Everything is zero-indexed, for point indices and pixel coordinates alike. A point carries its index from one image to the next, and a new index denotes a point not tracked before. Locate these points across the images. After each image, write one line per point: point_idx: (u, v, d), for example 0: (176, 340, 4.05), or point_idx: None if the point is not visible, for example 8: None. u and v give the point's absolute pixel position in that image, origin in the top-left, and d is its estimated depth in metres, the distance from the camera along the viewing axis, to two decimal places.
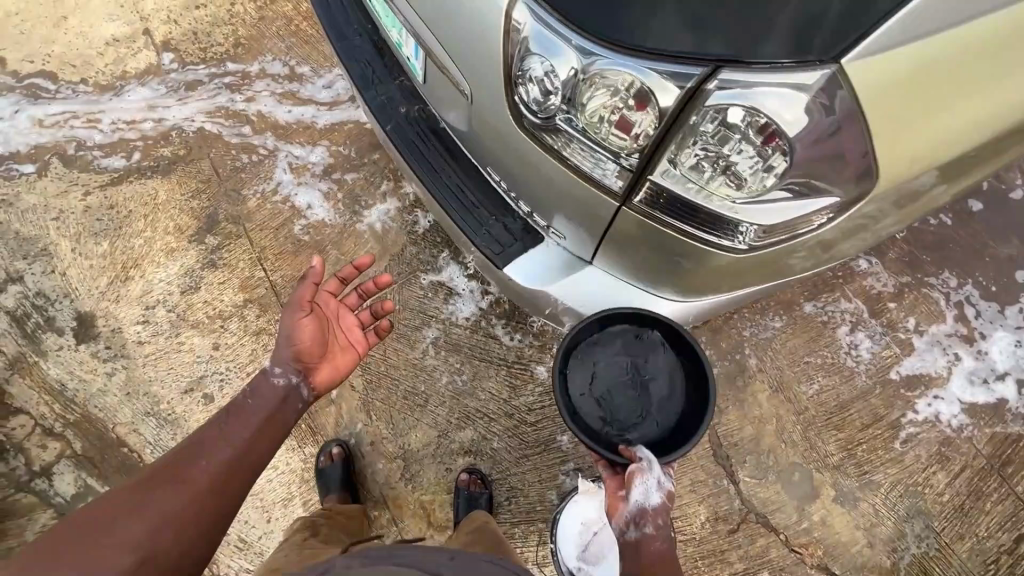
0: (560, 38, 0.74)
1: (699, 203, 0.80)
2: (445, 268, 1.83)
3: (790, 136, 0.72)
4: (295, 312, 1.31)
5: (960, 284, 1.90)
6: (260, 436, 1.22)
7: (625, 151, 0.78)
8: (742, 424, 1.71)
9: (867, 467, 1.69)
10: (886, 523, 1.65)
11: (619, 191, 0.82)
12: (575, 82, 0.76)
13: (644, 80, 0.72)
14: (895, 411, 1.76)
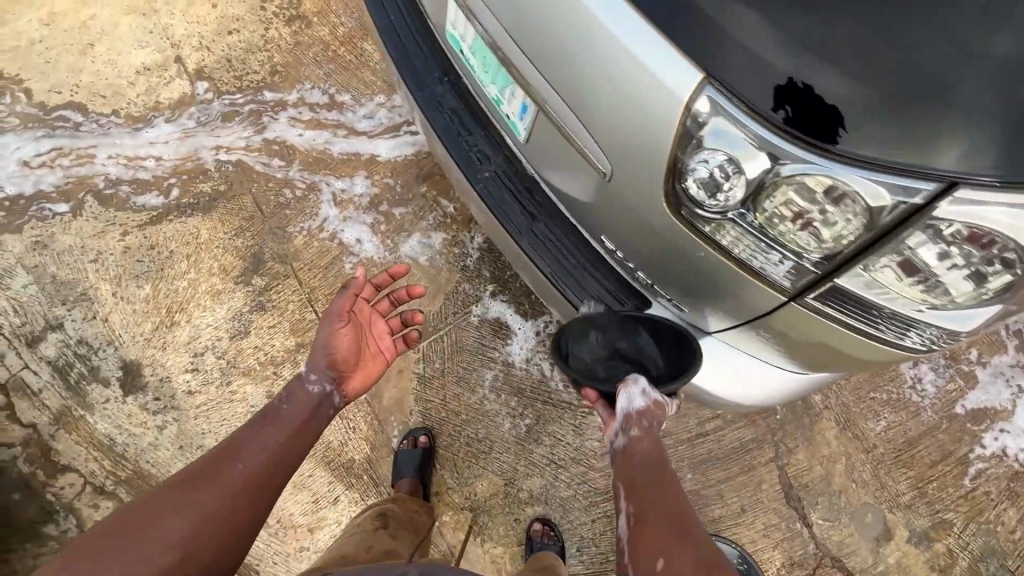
0: (757, 139, 0.69)
1: (883, 304, 0.76)
2: (494, 304, 1.76)
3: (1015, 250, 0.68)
4: (330, 324, 1.32)
5: None
6: (293, 443, 1.20)
7: (806, 253, 0.75)
8: (811, 464, 1.68)
9: (939, 506, 1.67)
10: (958, 563, 1.63)
11: (790, 289, 0.79)
12: (765, 183, 0.72)
13: (855, 188, 0.68)
14: (962, 447, 1.73)
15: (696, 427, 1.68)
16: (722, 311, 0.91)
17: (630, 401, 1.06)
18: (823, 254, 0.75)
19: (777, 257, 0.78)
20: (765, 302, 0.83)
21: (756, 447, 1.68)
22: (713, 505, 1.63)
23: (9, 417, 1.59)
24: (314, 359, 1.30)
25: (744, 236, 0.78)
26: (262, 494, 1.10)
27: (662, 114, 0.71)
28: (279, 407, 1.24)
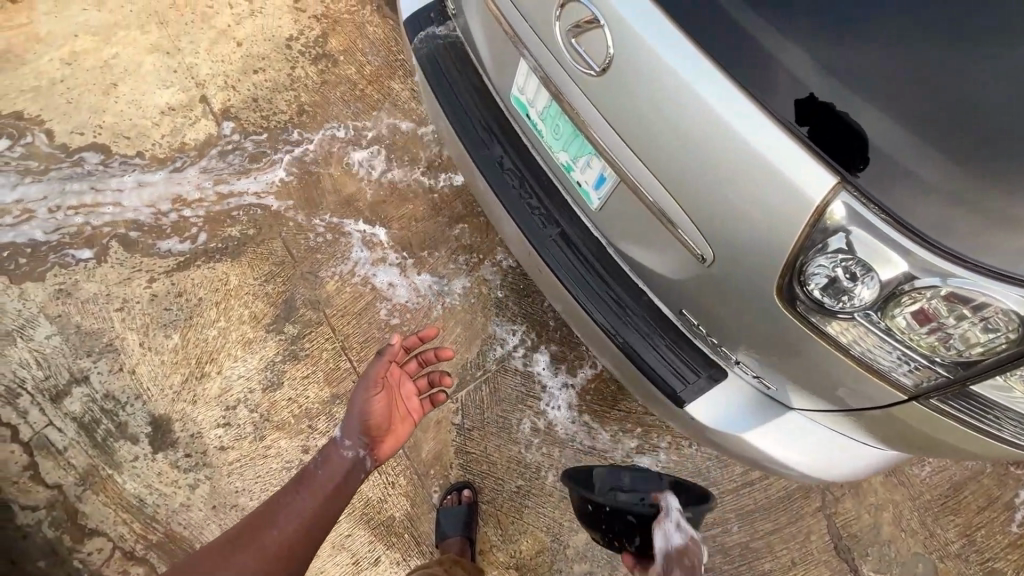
0: (899, 250, 0.69)
1: (1000, 404, 0.77)
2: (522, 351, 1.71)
3: None
4: (364, 391, 1.28)
5: None
6: (331, 504, 1.22)
7: (934, 356, 0.75)
8: (859, 512, 1.65)
9: (988, 554, 1.64)
10: None
11: (909, 387, 0.79)
12: (899, 292, 0.72)
13: (1008, 305, 0.67)
14: (1009, 492, 1.70)
15: (741, 476, 1.65)
16: (827, 401, 0.90)
17: (668, 538, 1.26)
18: (953, 360, 0.75)
19: (902, 357, 0.77)
20: (881, 398, 0.83)
21: (802, 495, 1.65)
22: (763, 558, 1.60)
23: (33, 477, 1.53)
24: (349, 424, 1.28)
25: (866, 336, 0.78)
26: (295, 556, 1.14)
27: (789, 213, 0.72)
28: (316, 469, 1.27)
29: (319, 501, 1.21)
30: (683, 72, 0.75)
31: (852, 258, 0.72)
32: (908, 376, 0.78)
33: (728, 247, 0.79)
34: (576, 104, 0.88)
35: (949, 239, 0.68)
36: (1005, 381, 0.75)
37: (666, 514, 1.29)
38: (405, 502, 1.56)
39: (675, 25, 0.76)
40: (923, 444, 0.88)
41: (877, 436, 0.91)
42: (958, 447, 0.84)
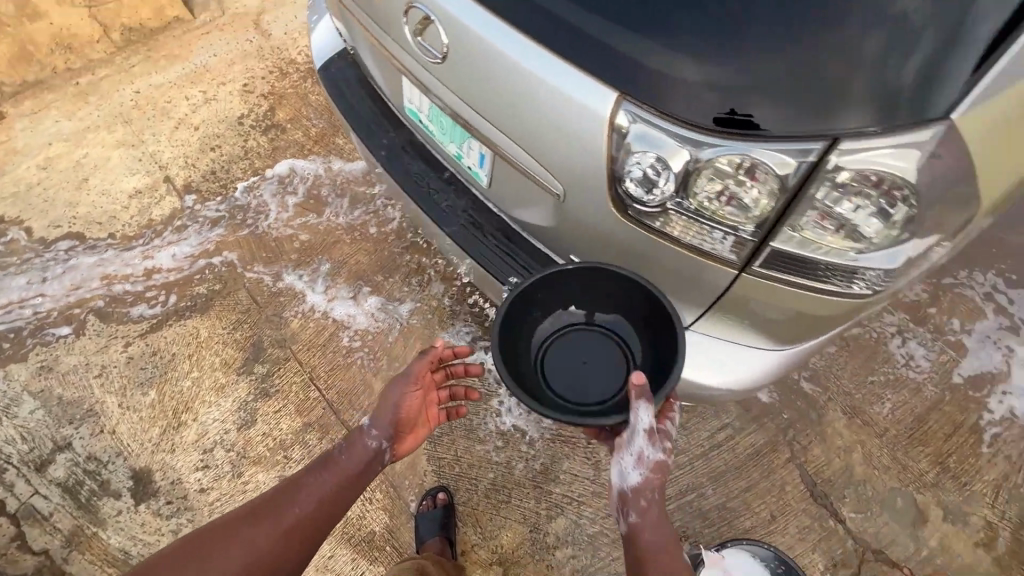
0: (665, 134, 0.81)
1: (815, 259, 0.85)
2: (477, 354, 1.80)
3: (910, 184, 0.77)
4: (403, 387, 1.25)
5: (984, 278, 1.98)
6: (348, 490, 1.12)
7: (739, 224, 0.85)
8: (829, 457, 1.68)
9: (965, 478, 1.65)
10: (1003, 535, 1.59)
11: (735, 261, 0.88)
12: (686, 172, 0.83)
13: (763, 160, 0.79)
14: (971, 415, 1.75)
15: (708, 439, 1.70)
16: (692, 301, 1.00)
17: (624, 475, 0.99)
18: (754, 223, 0.84)
19: (720, 234, 0.86)
20: (719, 280, 0.91)
21: (770, 450, 1.68)
22: (742, 517, 1.61)
23: (20, 547, 1.57)
24: (381, 417, 1.21)
25: (683, 222, 0.88)
26: (303, 544, 1.04)
27: (596, 140, 0.84)
28: (338, 454, 1.15)
29: (335, 485, 1.11)
30: (493, 42, 0.90)
31: (637, 153, 0.83)
32: (730, 250, 0.87)
33: (568, 184, 0.91)
34: (442, 97, 1.04)
35: (707, 117, 0.80)
36: (803, 234, 0.83)
37: (631, 438, 0.99)
38: (383, 515, 1.60)
39: (487, 9, 0.92)
40: (786, 318, 0.95)
41: (748, 326, 1.00)
42: (805, 308, 0.92)
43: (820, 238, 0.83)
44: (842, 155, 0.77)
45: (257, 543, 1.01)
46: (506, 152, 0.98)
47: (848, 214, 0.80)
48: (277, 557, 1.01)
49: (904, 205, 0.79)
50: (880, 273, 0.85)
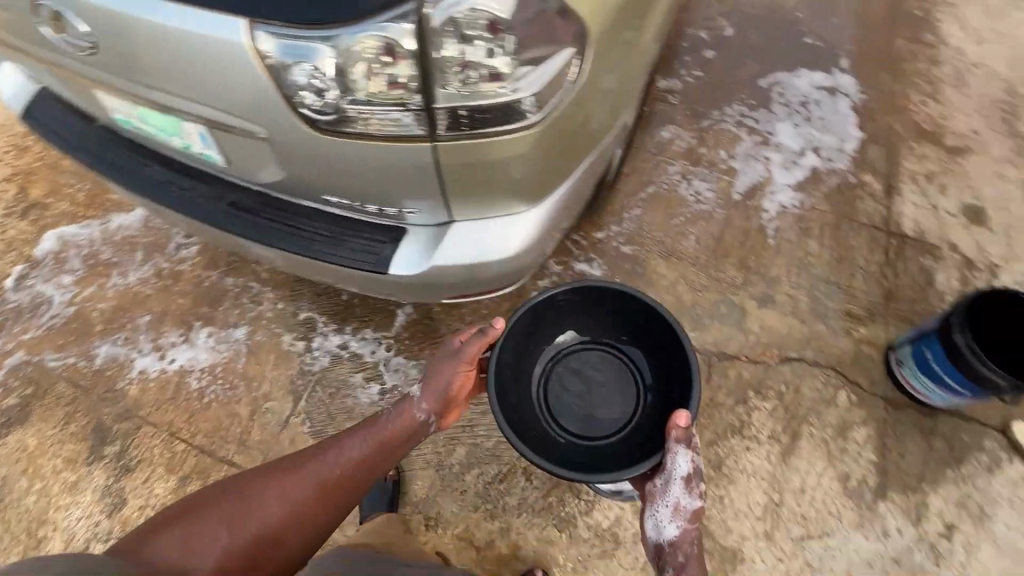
0: (296, 40, 0.85)
1: (483, 106, 0.93)
2: (330, 340, 1.81)
3: (506, 20, 0.86)
4: (454, 365, 1.28)
5: (732, 111, 2.34)
6: (379, 459, 1.22)
7: (406, 99, 0.91)
8: (661, 298, 1.92)
9: (764, 269, 1.98)
10: (802, 298, 1.93)
11: (424, 133, 0.94)
12: (338, 68, 0.88)
13: (385, 34, 0.85)
14: (754, 220, 2.08)
15: None
16: (429, 193, 1.05)
17: (663, 525, 1.18)
18: (416, 93, 0.90)
19: (397, 114, 0.92)
20: (425, 159, 0.98)
21: None
22: None
23: None
24: (428, 390, 1.28)
25: (364, 116, 0.93)
26: (334, 504, 1.18)
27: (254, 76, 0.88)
28: (386, 423, 1.26)
29: (369, 451, 1.23)
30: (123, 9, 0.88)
31: (288, 67, 0.87)
32: (416, 125, 0.93)
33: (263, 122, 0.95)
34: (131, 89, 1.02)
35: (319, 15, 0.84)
36: (458, 89, 0.91)
37: (669, 488, 1.19)
38: None
39: None
40: (507, 175, 1.04)
41: (489, 197, 1.09)
42: (511, 159, 1.01)
43: (472, 83, 0.91)
44: (438, 7, 0.84)
45: (301, 491, 1.15)
46: (208, 117, 0.98)
47: (478, 58, 0.89)
48: (309, 508, 1.15)
49: (509, 35, 0.88)
50: (541, 97, 0.94)
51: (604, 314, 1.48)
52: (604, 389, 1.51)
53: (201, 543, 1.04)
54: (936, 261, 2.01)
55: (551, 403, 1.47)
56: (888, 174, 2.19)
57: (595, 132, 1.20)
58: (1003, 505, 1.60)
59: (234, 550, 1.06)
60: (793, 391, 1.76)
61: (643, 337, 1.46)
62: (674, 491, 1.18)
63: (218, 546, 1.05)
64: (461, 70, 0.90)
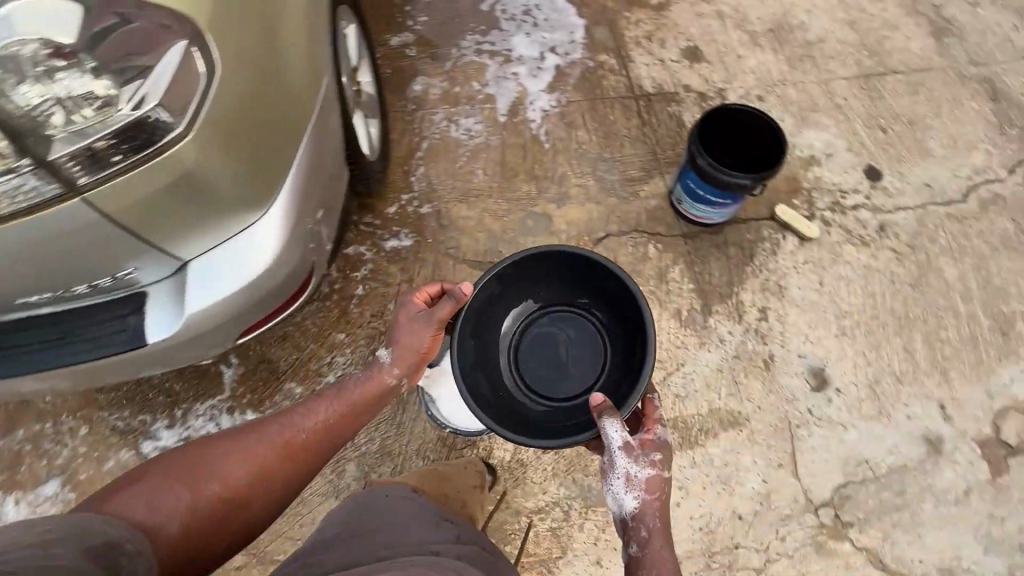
0: None
1: (106, 137, 0.88)
2: (164, 435, 1.68)
3: (68, 44, 0.80)
4: (426, 325, 1.37)
5: (468, 42, 2.40)
6: (347, 421, 1.30)
7: (15, 162, 0.86)
8: (474, 239, 1.99)
9: (551, 172, 2.11)
10: (590, 183, 2.09)
11: (60, 188, 0.89)
12: None
13: None
14: (525, 133, 2.20)
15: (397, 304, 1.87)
16: (122, 246, 1.00)
17: (619, 497, 1.25)
18: (20, 152, 0.85)
19: (18, 181, 0.87)
20: (86, 213, 0.93)
21: (441, 271, 1.95)
22: None
23: None
24: (397, 354, 1.36)
25: None
26: (304, 462, 1.23)
27: None
28: (348, 384, 1.34)
29: (337, 412, 1.30)
30: None
31: None
32: (45, 183, 0.88)
33: None
34: None
35: None
36: (66, 131, 0.86)
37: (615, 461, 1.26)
38: None
39: None
40: (195, 198, 1.00)
41: (195, 227, 1.05)
42: (184, 182, 0.97)
43: (78, 118, 0.86)
44: None
45: (267, 450, 1.19)
46: None
47: (64, 92, 0.84)
48: (278, 467, 1.19)
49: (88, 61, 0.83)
50: (165, 105, 0.89)
51: (563, 282, 1.57)
52: (569, 350, 1.62)
53: (161, 500, 1.02)
54: (680, 105, 2.27)
55: (514, 369, 1.59)
56: (617, 47, 2.40)
57: (293, 117, 1.14)
58: (791, 274, 1.93)
59: (199, 507, 1.07)
60: (612, 264, 1.94)
61: (602, 300, 1.54)
62: (628, 467, 1.25)
63: (183, 505, 1.04)
64: (55, 111, 0.85)
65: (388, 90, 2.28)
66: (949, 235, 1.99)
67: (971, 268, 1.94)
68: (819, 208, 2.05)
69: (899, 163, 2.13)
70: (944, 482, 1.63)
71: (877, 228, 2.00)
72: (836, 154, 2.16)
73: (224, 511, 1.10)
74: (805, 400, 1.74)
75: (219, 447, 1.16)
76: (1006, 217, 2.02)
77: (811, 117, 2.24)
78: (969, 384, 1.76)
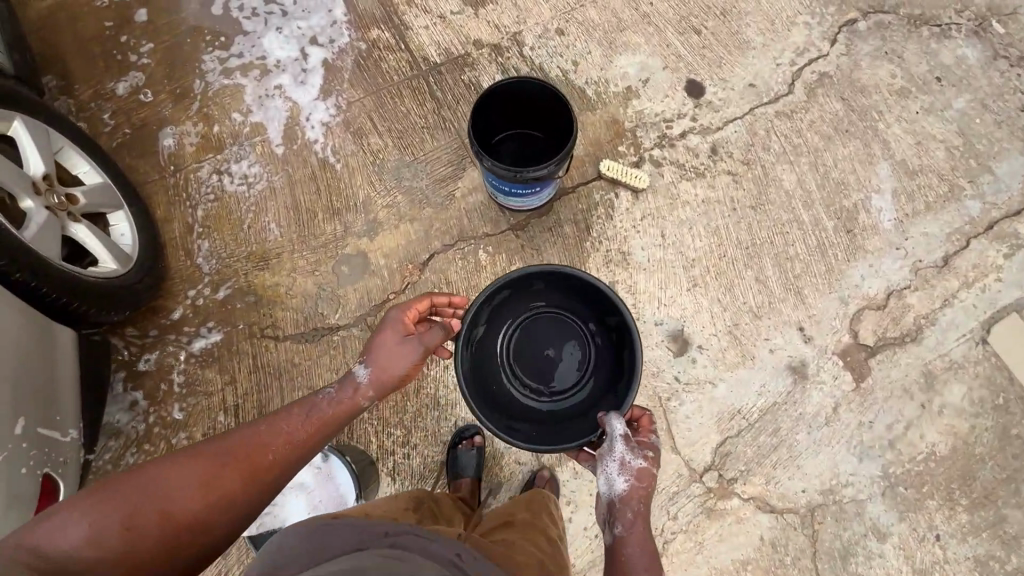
0: None
1: None
2: None
3: None
4: (410, 343, 1.29)
5: (211, 63, 1.97)
6: (314, 441, 1.18)
7: None
8: (289, 307, 1.75)
9: (352, 199, 1.84)
10: (399, 199, 1.83)
11: None
12: None
13: None
14: (311, 161, 1.88)
15: (227, 412, 1.67)
16: None
17: (611, 481, 1.28)
18: None
19: None
20: None
21: (263, 357, 1.71)
22: None
23: None
24: (378, 375, 1.26)
25: None
26: (266, 487, 1.11)
27: None
28: (321, 402, 1.23)
29: (306, 430, 1.19)
30: None
31: None
32: None
33: None
34: None
35: None
36: None
37: (614, 449, 1.28)
38: None
39: None
40: None
41: None
42: None
43: None
44: None
45: (231, 473, 1.08)
46: None
47: None
48: (236, 492, 1.07)
49: None
50: None
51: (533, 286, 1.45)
52: (562, 349, 1.52)
53: (105, 530, 0.96)
54: (475, 69, 1.95)
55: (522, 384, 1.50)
56: (386, 15, 2.01)
57: None
58: (632, 235, 1.78)
59: (150, 532, 0.99)
60: (445, 286, 1.75)
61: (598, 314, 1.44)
62: (625, 454, 1.28)
63: (128, 531, 0.97)
64: None
65: (135, 157, 1.88)
66: (782, 137, 1.84)
67: (809, 168, 1.82)
68: (647, 149, 1.85)
69: (721, 67, 1.92)
70: (813, 407, 1.64)
71: (709, 153, 1.84)
72: (654, 77, 1.92)
73: (179, 533, 1.01)
74: (670, 369, 1.68)
75: (178, 466, 1.06)
76: (835, 96, 1.87)
77: (620, 38, 1.96)
78: (823, 296, 1.72)
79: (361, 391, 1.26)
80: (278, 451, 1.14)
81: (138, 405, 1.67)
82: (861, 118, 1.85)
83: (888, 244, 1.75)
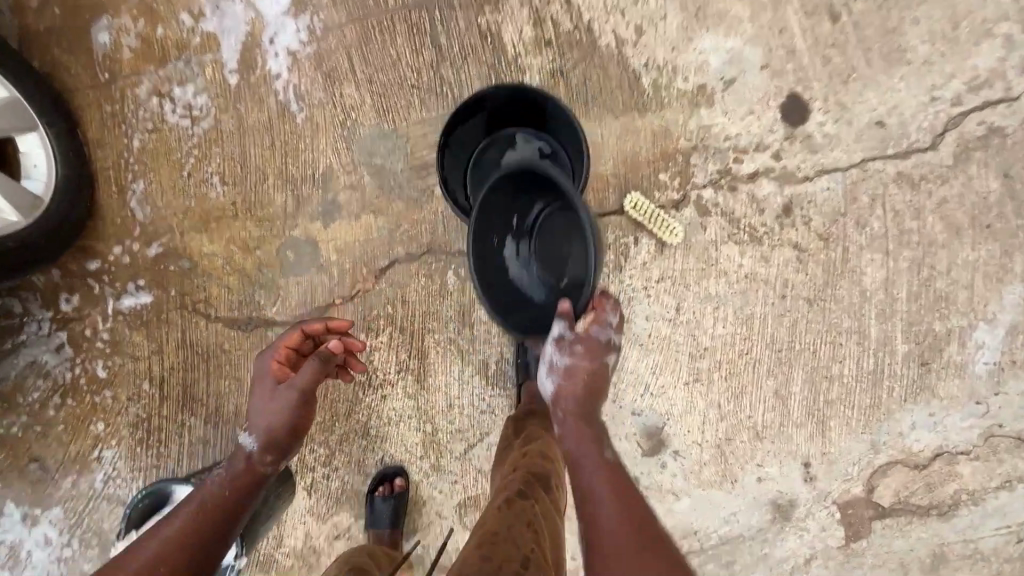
0: None
1: None
2: None
3: None
4: (279, 394, 1.12)
5: None
6: (214, 515, 1.05)
7: None
8: (224, 284, 1.52)
9: (311, 167, 1.48)
10: (366, 180, 1.46)
11: None
12: None
13: None
14: (269, 103, 1.48)
15: (151, 381, 1.56)
16: None
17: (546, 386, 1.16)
18: None
19: None
20: None
21: (192, 333, 1.53)
22: (223, 405, 1.53)
23: None
24: (260, 434, 1.12)
25: None
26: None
27: None
28: (211, 482, 1.11)
29: (198, 510, 1.05)
30: None
31: None
32: None
33: None
34: None
35: None
36: None
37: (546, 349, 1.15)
38: None
39: None
40: None
41: None
42: None
43: None
44: None
45: None
46: None
47: None
48: None
49: None
50: None
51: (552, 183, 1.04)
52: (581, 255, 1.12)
53: None
54: (498, 11, 1.40)
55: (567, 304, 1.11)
56: None
57: None
58: (639, 297, 1.39)
59: None
60: (400, 305, 1.47)
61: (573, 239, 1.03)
62: (553, 354, 1.13)
63: None
64: None
65: (65, 51, 1.51)
66: (888, 214, 1.32)
67: (907, 267, 1.32)
68: (696, 185, 1.37)
69: (843, 85, 1.32)
70: (784, 552, 1.40)
71: (777, 212, 1.35)
72: (741, 80, 1.35)
73: None
74: (632, 467, 1.42)
75: None
76: (993, 170, 1.29)
77: (714, 7, 1.34)
78: (851, 434, 1.36)
79: (246, 448, 1.12)
80: (174, 546, 0.99)
81: (64, 352, 1.57)
82: (1014, 212, 1.29)
83: (968, 394, 1.33)
